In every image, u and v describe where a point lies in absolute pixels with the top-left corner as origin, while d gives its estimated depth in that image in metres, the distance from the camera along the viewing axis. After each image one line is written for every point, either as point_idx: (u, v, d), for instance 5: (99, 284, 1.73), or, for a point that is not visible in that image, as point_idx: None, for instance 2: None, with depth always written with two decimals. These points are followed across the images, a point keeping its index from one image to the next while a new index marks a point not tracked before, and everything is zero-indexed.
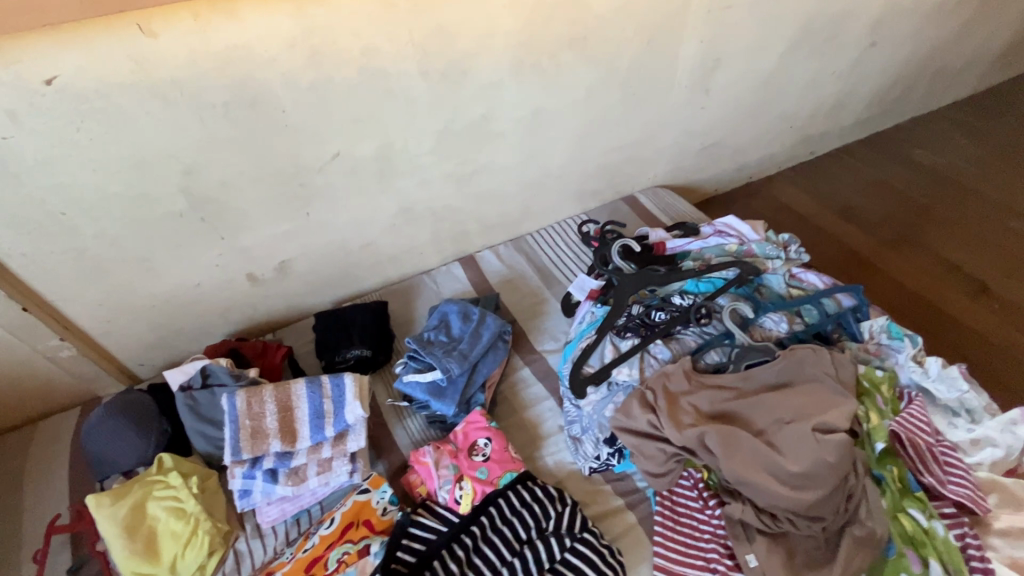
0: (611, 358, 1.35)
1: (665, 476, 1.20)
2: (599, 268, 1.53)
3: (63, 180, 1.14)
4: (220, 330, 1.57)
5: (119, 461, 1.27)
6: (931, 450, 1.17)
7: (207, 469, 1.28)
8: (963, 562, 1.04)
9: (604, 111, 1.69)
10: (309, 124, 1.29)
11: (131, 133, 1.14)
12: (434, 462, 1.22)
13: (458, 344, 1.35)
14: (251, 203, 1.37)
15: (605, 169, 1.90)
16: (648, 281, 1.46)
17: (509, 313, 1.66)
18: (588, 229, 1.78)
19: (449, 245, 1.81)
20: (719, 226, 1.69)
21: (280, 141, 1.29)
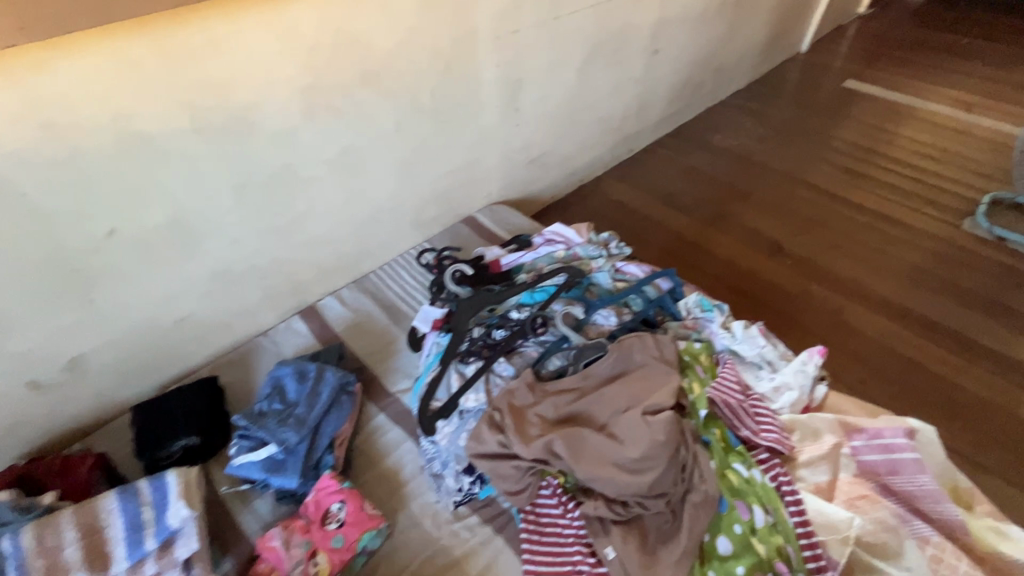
0: (458, 387, 1.35)
1: (525, 493, 1.22)
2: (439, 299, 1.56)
3: None
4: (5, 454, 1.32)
5: None
6: (742, 406, 1.32)
7: None
8: (778, 499, 1.19)
9: (420, 141, 1.69)
10: (67, 202, 1.14)
11: None
12: (284, 544, 1.13)
13: (294, 410, 1.27)
14: (9, 303, 1.17)
15: (437, 195, 1.91)
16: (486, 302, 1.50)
17: (358, 359, 1.59)
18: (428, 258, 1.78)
19: (285, 300, 1.70)
20: (548, 236, 1.79)
21: (31, 227, 1.12)
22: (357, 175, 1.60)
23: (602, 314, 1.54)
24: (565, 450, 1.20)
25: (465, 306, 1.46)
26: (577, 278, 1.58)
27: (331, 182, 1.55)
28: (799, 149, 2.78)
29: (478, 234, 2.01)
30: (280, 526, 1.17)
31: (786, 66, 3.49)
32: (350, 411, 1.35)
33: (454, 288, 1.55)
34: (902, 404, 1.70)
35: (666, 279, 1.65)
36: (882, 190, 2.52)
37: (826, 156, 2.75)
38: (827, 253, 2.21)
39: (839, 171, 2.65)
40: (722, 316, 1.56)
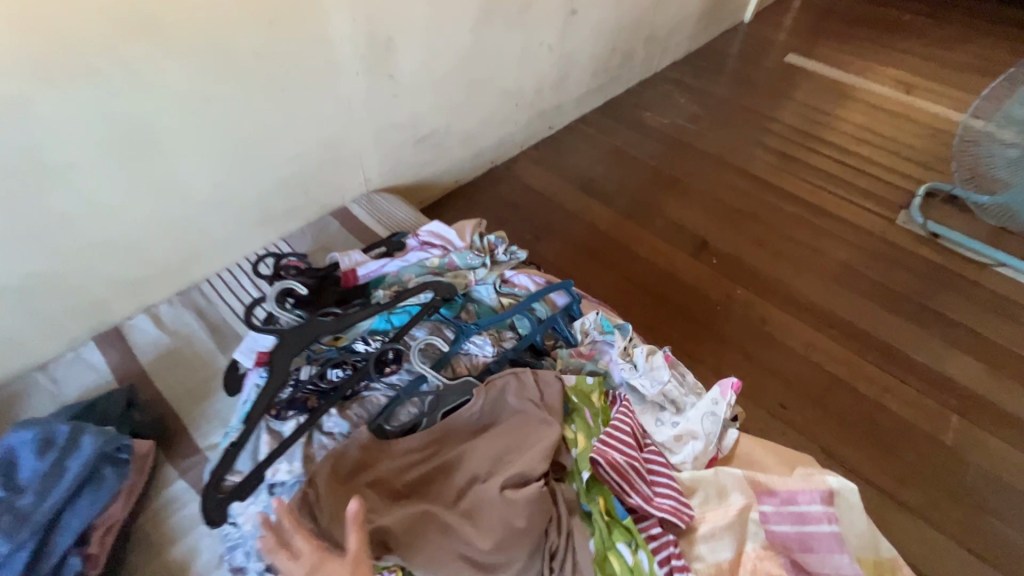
0: (268, 452, 1.03)
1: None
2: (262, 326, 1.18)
3: None
4: None
5: None
6: (636, 468, 1.05)
7: None
8: None
9: (243, 115, 1.35)
10: None
11: None
12: None
13: (18, 499, 0.89)
14: None
15: (289, 183, 1.54)
16: (319, 334, 1.13)
17: (161, 403, 1.24)
18: (267, 264, 1.41)
19: (73, 321, 1.31)
20: (422, 237, 1.45)
21: None
22: (152, 160, 1.26)
23: (478, 342, 1.22)
24: (396, 543, 0.90)
25: (290, 339, 1.10)
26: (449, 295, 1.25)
27: (111, 169, 1.21)
28: (734, 131, 2.54)
29: (349, 231, 1.65)
30: None
31: (728, 38, 3.22)
32: (118, 487, 1.01)
33: (282, 311, 1.17)
34: (826, 431, 1.51)
35: (560, 295, 1.38)
36: (818, 179, 2.30)
37: (763, 139, 2.51)
38: (756, 251, 1.98)
39: (775, 156, 2.42)
40: (624, 340, 1.29)
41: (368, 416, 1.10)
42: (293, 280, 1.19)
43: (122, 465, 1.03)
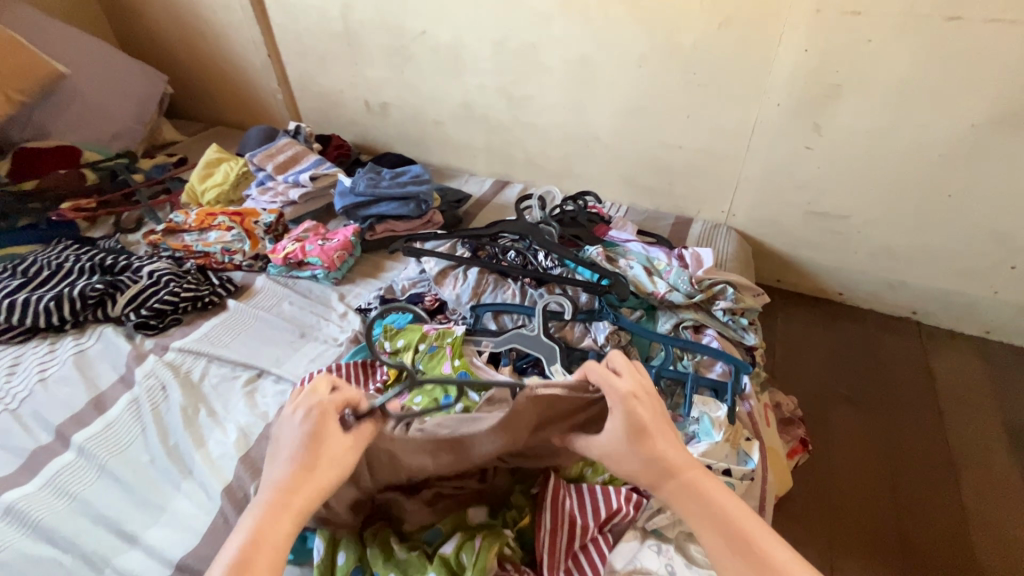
0: (439, 251, 1.40)
1: (333, 403, 0.70)
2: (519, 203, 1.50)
3: None
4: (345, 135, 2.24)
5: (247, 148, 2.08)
6: (560, 544, 0.79)
7: (250, 171, 1.92)
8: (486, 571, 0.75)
9: (659, 90, 1.57)
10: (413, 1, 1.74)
11: None
12: (305, 229, 1.63)
13: (383, 181, 1.68)
14: (372, 47, 1.91)
15: (661, 166, 1.71)
16: (532, 230, 1.38)
17: (471, 220, 1.78)
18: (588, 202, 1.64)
19: (497, 162, 1.98)
20: (684, 252, 1.36)
21: (394, 6, 1.78)
22: (582, 90, 1.67)
23: (601, 327, 1.18)
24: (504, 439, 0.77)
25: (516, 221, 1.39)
26: (622, 293, 1.22)
27: (559, 79, 1.68)
28: None
29: (670, 231, 1.70)
30: (315, 223, 1.66)
31: None
32: (408, 214, 1.64)
33: (535, 201, 1.49)
34: None
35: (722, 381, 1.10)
36: None
37: None
38: None
39: None
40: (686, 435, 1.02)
41: (482, 300, 1.28)
42: (556, 190, 1.51)
43: (419, 211, 1.65)
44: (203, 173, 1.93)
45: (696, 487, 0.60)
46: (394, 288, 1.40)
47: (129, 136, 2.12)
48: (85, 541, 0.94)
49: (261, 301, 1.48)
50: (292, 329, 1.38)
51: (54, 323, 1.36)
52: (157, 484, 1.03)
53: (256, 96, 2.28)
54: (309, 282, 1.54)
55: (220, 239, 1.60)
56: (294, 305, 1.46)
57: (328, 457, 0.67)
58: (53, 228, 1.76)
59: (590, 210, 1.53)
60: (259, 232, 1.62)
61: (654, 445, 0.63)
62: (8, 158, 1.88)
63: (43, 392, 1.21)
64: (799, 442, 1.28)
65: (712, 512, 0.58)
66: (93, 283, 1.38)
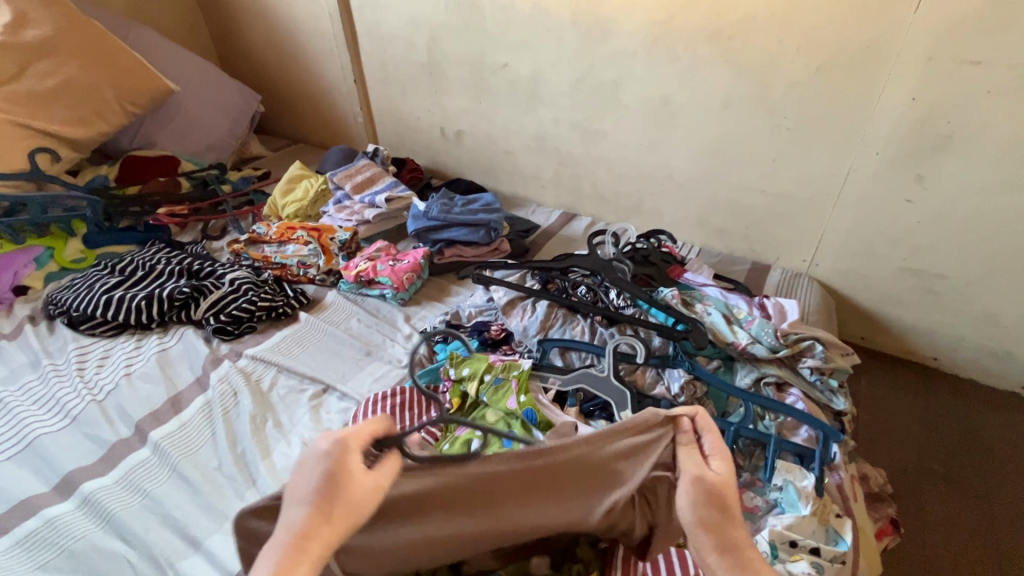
0: (508, 280, 1.40)
1: (360, 437, 0.63)
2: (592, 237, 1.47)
3: (384, 20, 2.00)
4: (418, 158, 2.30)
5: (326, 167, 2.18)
6: None
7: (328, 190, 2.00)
8: None
9: (744, 133, 1.52)
10: (497, 36, 1.78)
11: (416, 6, 1.89)
12: (377, 248, 1.67)
13: (455, 207, 1.70)
14: (453, 78, 1.97)
15: (739, 209, 1.64)
16: (604, 267, 1.35)
17: (537, 251, 1.78)
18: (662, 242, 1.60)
19: (566, 194, 1.98)
20: (765, 302, 1.28)
21: (477, 40, 1.83)
22: (662, 129, 1.64)
23: (674, 375, 1.12)
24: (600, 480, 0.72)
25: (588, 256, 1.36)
26: (698, 342, 1.17)
27: (639, 116, 1.66)
28: None
29: (745, 277, 1.62)
30: (386, 244, 1.70)
31: None
32: (477, 241, 1.65)
33: (609, 238, 1.45)
34: None
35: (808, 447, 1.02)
36: None
37: None
38: None
39: None
40: (767, 504, 0.95)
41: (549, 335, 1.25)
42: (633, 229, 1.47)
43: (488, 238, 1.66)
44: (284, 189, 2.02)
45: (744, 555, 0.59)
46: (461, 313, 1.40)
47: (223, 150, 2.27)
48: (151, 540, 0.96)
49: (330, 314, 1.52)
50: (358, 346, 1.40)
51: (143, 321, 1.45)
52: (222, 489, 1.05)
53: (338, 118, 2.40)
54: (377, 301, 1.57)
55: (297, 253, 1.67)
56: (362, 322, 1.49)
57: (348, 505, 0.60)
58: (149, 231, 1.89)
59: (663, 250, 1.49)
60: (333, 248, 1.67)
61: (732, 509, 0.61)
62: (117, 164, 2.05)
63: (127, 386, 1.28)
64: (889, 522, 1.15)
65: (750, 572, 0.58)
66: (180, 287, 1.46)
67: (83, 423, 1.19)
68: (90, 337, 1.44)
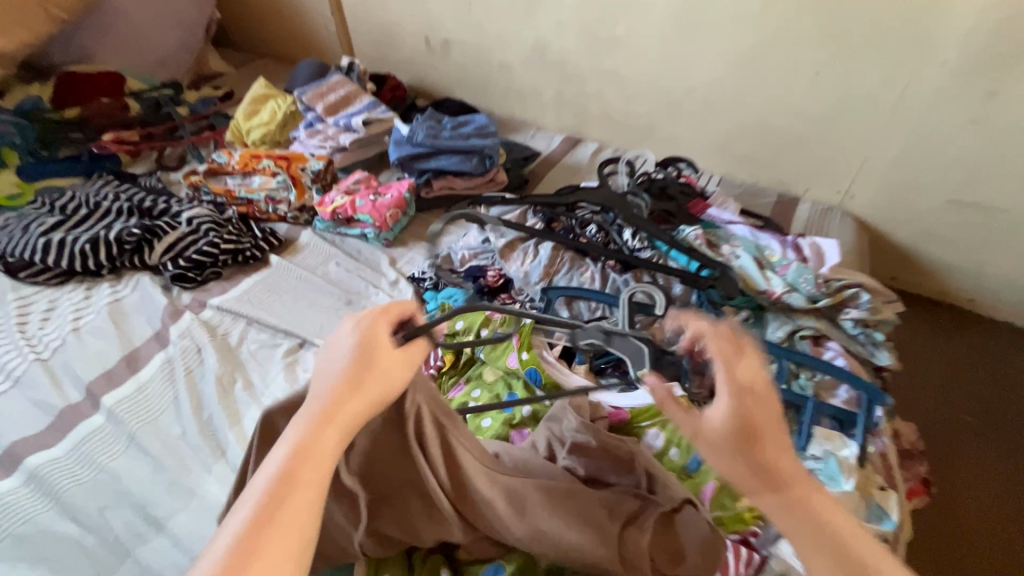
0: (506, 218, 1.22)
1: (386, 317, 0.59)
2: (603, 167, 1.27)
3: None
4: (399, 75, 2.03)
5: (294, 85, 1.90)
6: None
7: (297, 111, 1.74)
8: None
9: (783, 41, 1.29)
10: None
11: None
12: (356, 180, 1.46)
13: (444, 131, 1.47)
14: None
15: (768, 133, 1.44)
16: (617, 202, 1.17)
17: (537, 182, 1.58)
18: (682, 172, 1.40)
19: (569, 116, 1.75)
20: (801, 242, 1.12)
21: None
22: (684, 38, 1.40)
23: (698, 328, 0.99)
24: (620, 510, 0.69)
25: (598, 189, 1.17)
26: (726, 291, 1.02)
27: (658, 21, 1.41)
28: None
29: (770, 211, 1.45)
30: (367, 175, 1.49)
31: None
32: (469, 172, 1.45)
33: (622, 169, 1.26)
34: None
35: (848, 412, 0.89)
36: None
37: None
38: None
39: None
40: None
41: (554, 282, 1.10)
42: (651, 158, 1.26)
43: (482, 168, 1.45)
44: (246, 111, 1.77)
45: (797, 504, 0.49)
46: (453, 257, 1.24)
47: (176, 65, 1.98)
48: (110, 522, 0.86)
49: (306, 257, 1.35)
50: (337, 294, 1.24)
51: (91, 268, 1.27)
52: (188, 462, 0.93)
53: (307, 26, 2.09)
54: (357, 241, 1.39)
55: (264, 187, 1.46)
56: (341, 266, 1.32)
57: (377, 371, 0.56)
58: (96, 161, 1.66)
59: (683, 182, 1.30)
60: (305, 180, 1.46)
61: (762, 450, 0.51)
62: (51, 81, 1.77)
63: (75, 342, 1.13)
64: (921, 482, 1.06)
65: (825, 543, 0.48)
66: (129, 227, 1.28)
67: (27, 385, 1.05)
68: (32, 285, 1.27)
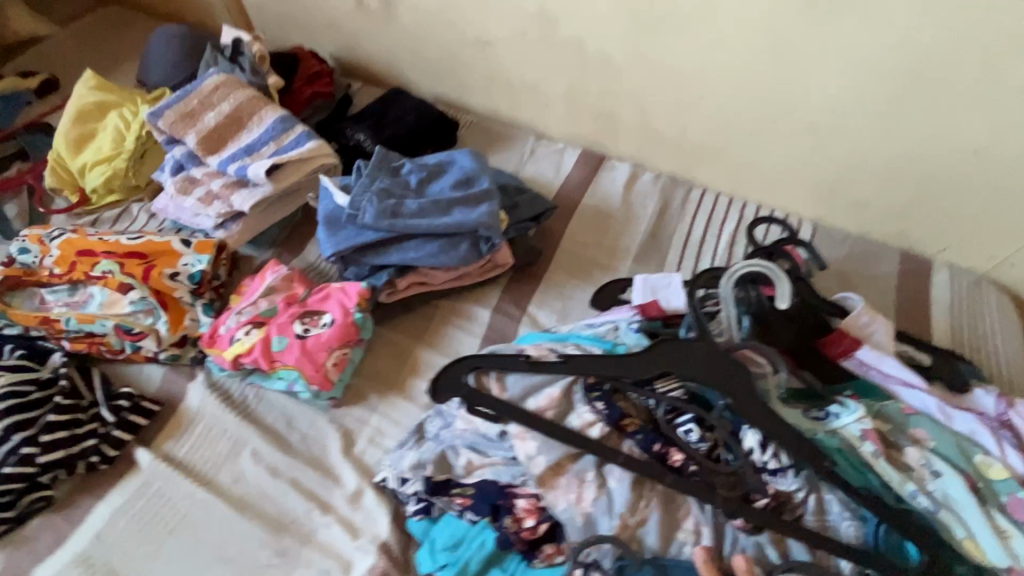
0: (534, 403, 0.69)
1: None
2: (694, 288, 0.72)
3: None
4: (326, 46, 1.37)
5: (156, 74, 1.22)
6: None
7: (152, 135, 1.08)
8: None
9: (983, 50, 0.83)
10: None
11: None
12: (268, 287, 0.89)
13: (407, 197, 0.88)
14: None
15: (905, 168, 0.98)
16: (733, 378, 0.67)
17: (553, 245, 1.07)
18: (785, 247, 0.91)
19: (587, 121, 1.19)
20: (1013, 421, 0.72)
21: None
22: (817, 31, 0.90)
23: None
24: None
25: (699, 356, 0.67)
26: None
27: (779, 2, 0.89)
28: None
29: (891, 288, 1.02)
30: (286, 272, 0.91)
31: None
32: (455, 264, 0.90)
33: (729, 302, 0.70)
34: None
35: None
36: None
37: None
38: None
39: None
40: None
41: (641, 545, 0.64)
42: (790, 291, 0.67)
43: (476, 255, 0.90)
44: (69, 136, 1.08)
45: None
46: (452, 460, 0.74)
47: None
48: None
49: (198, 444, 0.81)
50: (263, 538, 0.74)
51: None
52: None
53: None
54: (283, 399, 0.85)
55: (110, 312, 0.86)
56: (263, 467, 0.79)
57: None
58: None
59: (805, 292, 0.82)
60: (183, 294, 0.88)
61: None
62: None
63: None
64: None
65: None
66: None
67: None
68: None
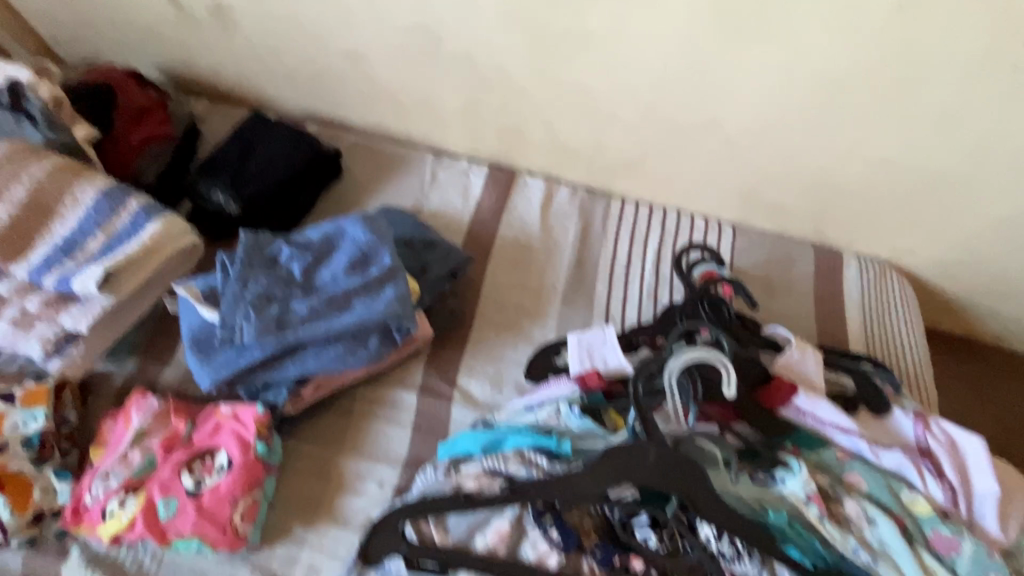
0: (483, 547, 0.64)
1: None
2: (635, 384, 0.70)
3: None
4: (152, 60, 1.09)
5: None
6: None
7: None
8: None
9: (892, 58, 0.79)
10: None
11: None
12: (138, 432, 0.73)
13: (293, 298, 0.73)
14: None
15: (822, 172, 0.95)
16: (687, 478, 0.64)
17: (472, 296, 0.96)
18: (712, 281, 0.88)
19: (490, 137, 1.04)
20: (930, 445, 0.76)
21: None
22: (730, 40, 0.82)
23: None
24: None
25: (649, 461, 0.64)
26: None
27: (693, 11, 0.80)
28: None
29: (815, 291, 1.01)
30: (160, 406, 0.75)
31: None
32: (367, 363, 0.77)
33: (675, 395, 0.69)
34: None
35: None
36: None
37: None
38: None
39: None
40: None
41: None
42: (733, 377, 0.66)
43: (390, 347, 0.78)
44: None
45: None
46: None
47: None
48: None
49: None
50: None
51: None
52: None
53: None
54: (190, 557, 0.72)
55: None
56: None
57: None
58: None
59: (733, 340, 0.82)
60: (20, 465, 0.70)
61: None
62: None
63: None
64: None
65: None
66: None
67: None
68: None
